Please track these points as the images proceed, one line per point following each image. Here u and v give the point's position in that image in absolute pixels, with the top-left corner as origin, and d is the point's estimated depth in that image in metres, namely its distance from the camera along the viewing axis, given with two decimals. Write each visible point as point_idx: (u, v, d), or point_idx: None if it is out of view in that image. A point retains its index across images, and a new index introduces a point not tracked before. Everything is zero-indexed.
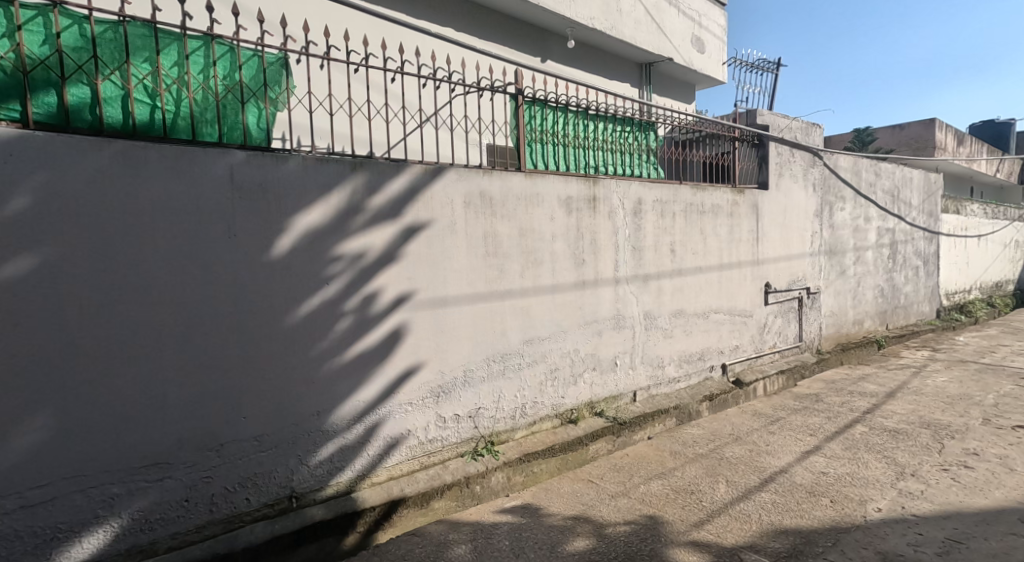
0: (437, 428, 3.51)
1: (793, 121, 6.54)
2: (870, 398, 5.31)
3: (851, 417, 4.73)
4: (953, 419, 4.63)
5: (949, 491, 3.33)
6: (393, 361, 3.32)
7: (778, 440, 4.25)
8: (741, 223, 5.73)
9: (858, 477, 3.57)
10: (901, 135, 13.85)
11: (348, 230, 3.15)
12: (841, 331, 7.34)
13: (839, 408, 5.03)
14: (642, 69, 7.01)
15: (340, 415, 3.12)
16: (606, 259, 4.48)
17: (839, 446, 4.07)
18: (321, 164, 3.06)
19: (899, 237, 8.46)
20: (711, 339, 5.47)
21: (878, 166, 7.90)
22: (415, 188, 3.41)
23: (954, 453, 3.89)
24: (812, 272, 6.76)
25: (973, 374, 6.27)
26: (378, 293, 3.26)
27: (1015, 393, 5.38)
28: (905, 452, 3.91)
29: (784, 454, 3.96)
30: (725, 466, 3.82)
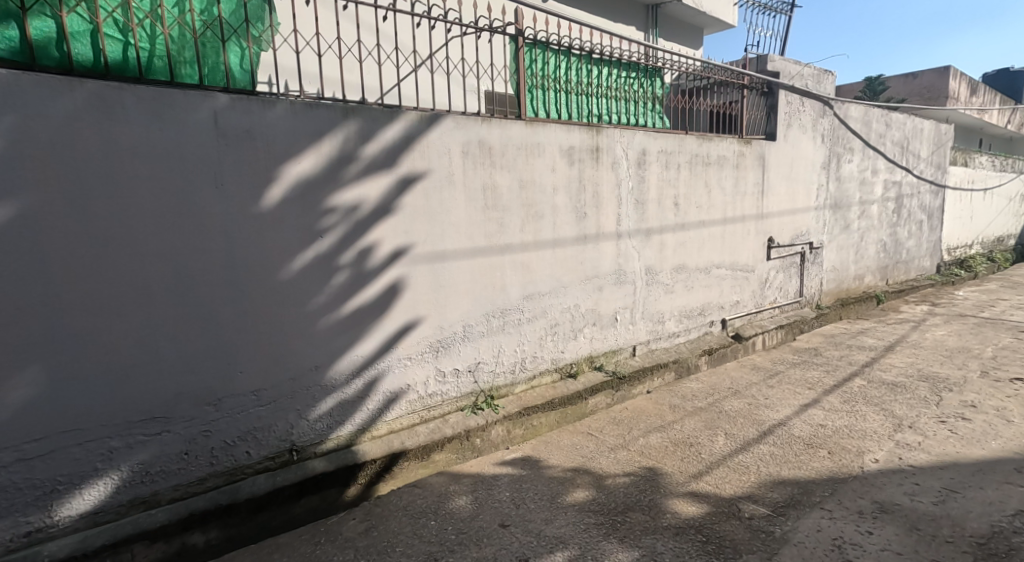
0: (437, 382, 3.51)
1: (805, 68, 6.36)
2: (869, 352, 5.33)
3: (850, 370, 4.75)
4: (951, 371, 4.66)
5: (946, 443, 3.35)
6: (391, 314, 3.28)
7: (776, 394, 4.26)
8: (746, 175, 5.61)
9: (855, 430, 3.58)
10: (914, 84, 13.51)
11: (342, 180, 3.06)
12: (842, 286, 7.32)
13: (838, 361, 5.05)
14: (648, 11, 6.75)
15: (339, 368, 3.11)
16: (607, 212, 4.39)
17: (837, 400, 4.08)
18: (311, 110, 2.95)
19: (905, 191, 8.35)
20: (713, 294, 5.44)
21: (888, 117, 7.72)
22: (411, 136, 3.30)
23: (951, 405, 3.90)
24: (815, 226, 6.68)
25: (973, 328, 6.29)
26: (375, 246, 3.20)
27: (1015, 346, 5.40)
28: (903, 405, 3.93)
29: (782, 407, 3.98)
30: (724, 419, 3.84)
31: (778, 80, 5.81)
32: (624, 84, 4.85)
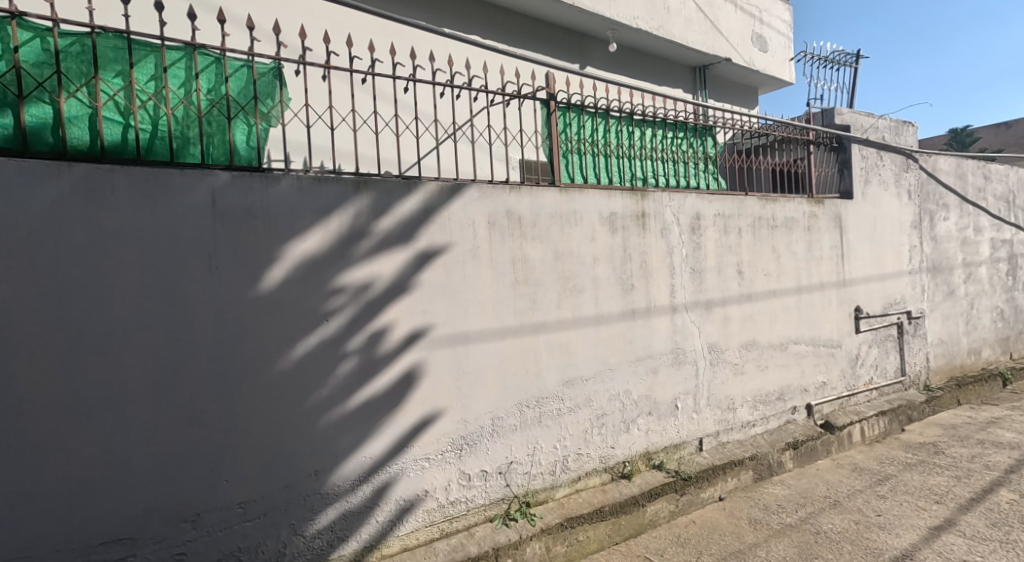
0: (460, 488, 3.02)
1: (880, 120, 5.75)
2: (1010, 452, 4.62)
3: (988, 478, 4.15)
4: None
5: None
6: (407, 408, 2.86)
7: (891, 509, 3.72)
8: (821, 239, 4.97)
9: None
10: (1010, 134, 12.44)
11: (351, 257, 2.75)
12: (953, 361, 6.29)
13: (969, 464, 4.40)
14: (697, 72, 6.45)
15: (343, 473, 2.70)
16: (659, 284, 3.88)
17: (981, 522, 3.54)
18: (319, 185, 2.70)
19: (1019, 250, 7.30)
20: (792, 375, 4.69)
21: (987, 168, 6.87)
22: (430, 208, 2.99)
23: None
24: (912, 293, 5.82)
25: None
26: (387, 330, 2.83)
27: None
28: None
29: (903, 531, 3.44)
30: (823, 546, 3.29)
31: (849, 133, 5.24)
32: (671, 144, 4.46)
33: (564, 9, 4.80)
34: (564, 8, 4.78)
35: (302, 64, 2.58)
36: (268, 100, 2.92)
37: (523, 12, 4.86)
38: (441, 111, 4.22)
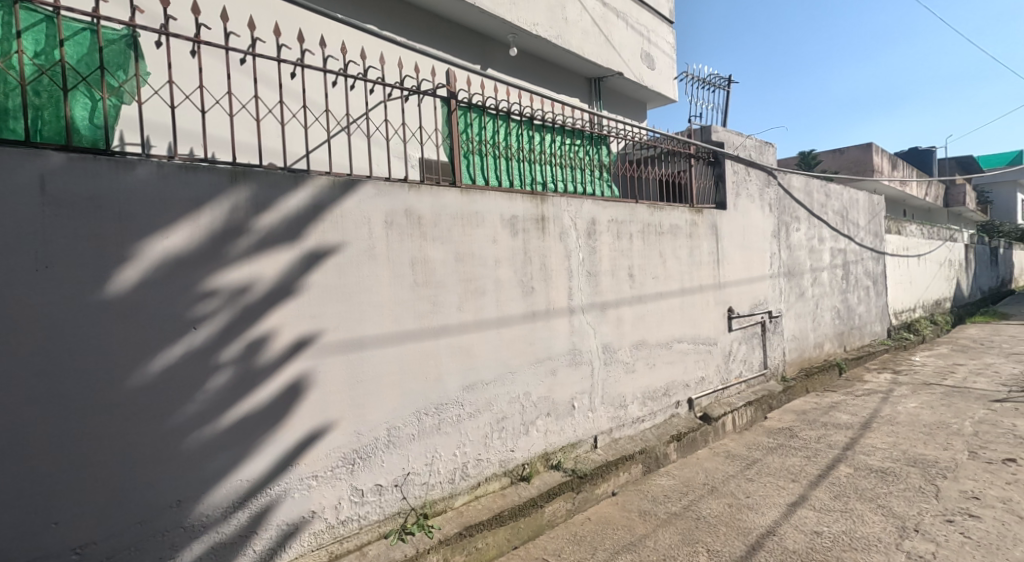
0: (352, 505, 2.85)
1: (748, 139, 6.35)
2: (847, 431, 5.30)
3: (831, 456, 4.71)
4: (938, 452, 4.77)
5: (963, 552, 3.24)
6: (292, 423, 2.64)
7: (757, 491, 4.08)
8: (700, 244, 5.36)
9: (855, 538, 3.43)
10: (841, 159, 14.42)
11: (226, 257, 2.48)
12: (803, 355, 7.10)
13: (817, 444, 4.98)
14: (591, 84, 6.70)
15: (213, 500, 2.42)
16: (558, 287, 3.97)
17: (827, 495, 3.99)
18: (187, 173, 2.40)
19: (851, 257, 8.42)
20: (677, 371, 5.01)
21: (828, 187, 7.86)
22: (319, 204, 2.78)
23: (953, 499, 3.90)
24: (773, 294, 6.48)
25: (939, 400, 6.40)
26: (269, 337, 2.59)
27: (986, 419, 5.65)
28: (899, 499, 3.90)
29: (768, 510, 3.79)
30: (703, 530, 3.54)
31: (723, 149, 5.73)
32: (568, 151, 4.59)
33: (465, 7, 4.76)
34: (465, 6, 4.74)
35: (164, 34, 2.33)
36: (118, 71, 2.95)
37: (423, 6, 4.73)
38: (332, 101, 3.98)
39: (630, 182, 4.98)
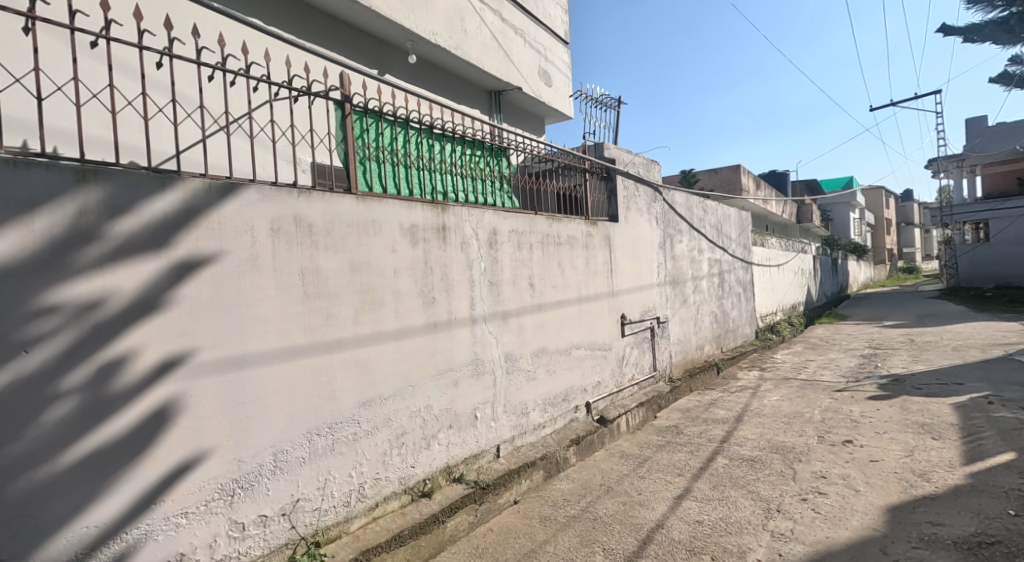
0: (231, 541, 2.64)
1: (636, 157, 6.73)
2: (723, 425, 5.95)
3: (711, 449, 5.28)
4: (794, 439, 5.52)
5: (815, 527, 3.78)
6: (155, 455, 2.41)
7: (648, 487, 4.52)
8: (597, 254, 5.83)
9: (729, 522, 3.89)
10: (715, 177, 15.83)
11: (70, 267, 2.20)
12: (687, 356, 7.68)
13: (699, 439, 5.55)
14: (491, 97, 6.80)
15: (52, 551, 2.15)
16: (459, 297, 4.11)
17: (707, 485, 4.48)
18: (19, 170, 2.11)
19: (725, 267, 9.15)
20: (575, 377, 5.45)
21: (705, 202, 8.51)
22: (190, 209, 2.55)
23: (807, 480, 4.53)
24: (661, 301, 6.99)
25: (796, 392, 7.33)
26: (128, 357, 2.34)
27: (831, 408, 6.61)
28: (766, 484, 4.47)
29: (656, 504, 4.19)
30: (599, 530, 3.83)
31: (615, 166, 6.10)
32: (469, 162, 4.62)
33: (362, 11, 4.66)
34: (361, 9, 4.64)
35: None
36: None
37: (317, 6, 4.56)
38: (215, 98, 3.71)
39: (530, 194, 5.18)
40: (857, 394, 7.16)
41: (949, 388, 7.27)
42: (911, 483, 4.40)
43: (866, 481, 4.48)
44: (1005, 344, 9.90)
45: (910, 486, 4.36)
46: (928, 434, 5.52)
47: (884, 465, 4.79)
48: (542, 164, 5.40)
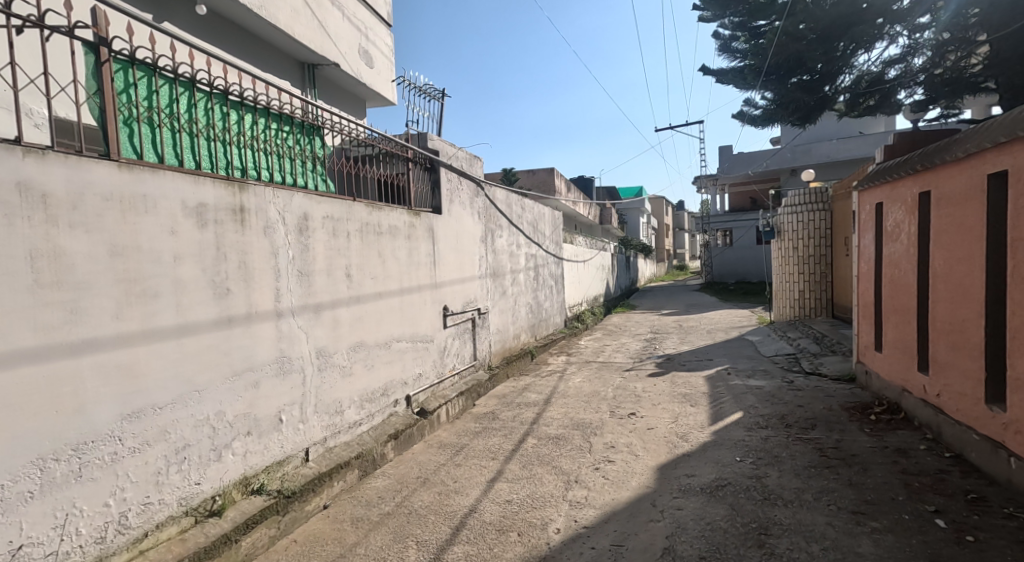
0: None
1: (459, 151, 6.95)
2: (534, 407, 6.46)
3: (523, 430, 5.69)
4: (593, 415, 6.15)
5: (603, 491, 4.28)
6: None
7: (463, 474, 4.63)
8: (418, 246, 5.85)
9: (535, 498, 4.19)
10: (531, 178, 16.77)
11: None
12: (504, 344, 8.17)
13: (512, 423, 5.94)
14: (304, 69, 6.26)
15: None
16: (263, 288, 3.71)
17: (517, 466, 4.81)
18: None
19: (540, 261, 9.83)
20: (395, 370, 5.34)
21: (523, 201, 9.07)
22: None
23: (600, 449, 5.14)
24: (481, 293, 7.39)
25: (595, 373, 8.12)
26: None
27: (622, 385, 7.44)
28: (567, 458, 4.95)
29: (471, 490, 4.31)
30: (414, 523, 3.79)
31: (439, 158, 6.23)
32: (273, 136, 4.22)
33: None
34: None
35: None
36: None
37: None
38: None
39: (349, 178, 5.01)
40: (642, 371, 8.18)
41: (703, 362, 8.58)
42: (675, 443, 5.22)
43: (644, 446, 5.17)
44: (737, 326, 12.04)
45: (674, 446, 5.16)
46: (688, 402, 6.53)
47: (658, 431, 5.58)
48: (362, 147, 5.24)
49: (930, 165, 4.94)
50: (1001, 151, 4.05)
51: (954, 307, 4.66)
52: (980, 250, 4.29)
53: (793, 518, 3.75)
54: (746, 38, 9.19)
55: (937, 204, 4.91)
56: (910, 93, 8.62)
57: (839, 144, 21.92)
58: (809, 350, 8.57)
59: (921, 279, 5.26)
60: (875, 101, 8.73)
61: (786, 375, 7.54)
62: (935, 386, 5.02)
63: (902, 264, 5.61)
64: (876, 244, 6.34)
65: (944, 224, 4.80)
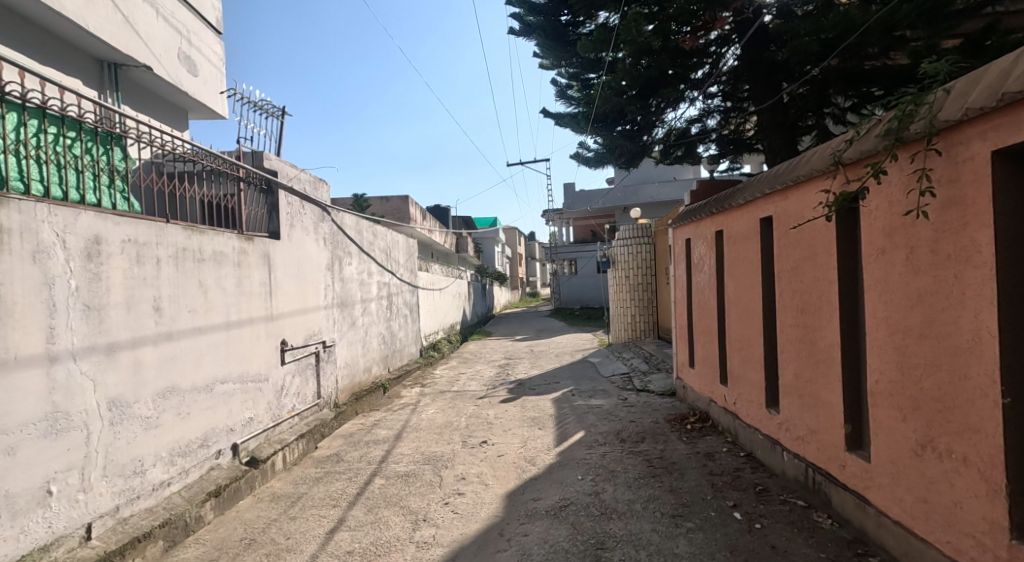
0: None
1: (302, 173, 6.48)
2: (384, 444, 6.02)
3: (370, 471, 5.23)
4: (444, 447, 5.87)
5: (453, 526, 4.01)
6: None
7: (298, 528, 4.08)
8: (250, 274, 5.21)
9: (379, 544, 3.80)
10: (385, 205, 16.33)
11: None
12: (354, 379, 7.63)
13: (358, 464, 5.45)
14: (104, 67, 5.37)
15: None
16: (30, 327, 3.00)
17: (362, 511, 4.35)
18: None
19: (393, 290, 9.47)
20: (218, 416, 4.62)
21: (375, 228, 8.68)
22: None
23: (450, 483, 4.86)
24: (326, 325, 6.81)
25: (449, 403, 7.86)
26: None
27: (476, 413, 7.25)
28: (416, 497, 4.59)
29: (306, 545, 3.81)
30: None
31: (277, 180, 5.67)
32: (49, 143, 3.49)
33: None
34: None
35: None
36: None
37: None
38: None
39: (164, 199, 4.30)
40: (495, 398, 8.09)
41: (551, 386, 8.72)
42: (523, 468, 5.12)
43: (494, 474, 5.00)
44: (581, 350, 12.50)
45: (522, 471, 5.05)
46: (536, 426, 6.52)
47: (507, 457, 5.45)
48: (180, 163, 4.57)
49: (720, 209, 5.50)
50: (767, 199, 4.59)
51: (744, 328, 5.17)
52: (757, 279, 4.82)
53: (625, 529, 3.80)
54: (579, 88, 9.27)
55: (727, 241, 5.45)
56: (707, 149, 9.74)
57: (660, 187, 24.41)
58: (639, 369, 9.09)
59: (719, 304, 5.80)
60: (682, 153, 9.67)
61: (621, 393, 7.89)
62: (732, 395, 5.51)
63: (706, 292, 6.18)
64: (687, 274, 6.92)
65: (732, 258, 5.33)
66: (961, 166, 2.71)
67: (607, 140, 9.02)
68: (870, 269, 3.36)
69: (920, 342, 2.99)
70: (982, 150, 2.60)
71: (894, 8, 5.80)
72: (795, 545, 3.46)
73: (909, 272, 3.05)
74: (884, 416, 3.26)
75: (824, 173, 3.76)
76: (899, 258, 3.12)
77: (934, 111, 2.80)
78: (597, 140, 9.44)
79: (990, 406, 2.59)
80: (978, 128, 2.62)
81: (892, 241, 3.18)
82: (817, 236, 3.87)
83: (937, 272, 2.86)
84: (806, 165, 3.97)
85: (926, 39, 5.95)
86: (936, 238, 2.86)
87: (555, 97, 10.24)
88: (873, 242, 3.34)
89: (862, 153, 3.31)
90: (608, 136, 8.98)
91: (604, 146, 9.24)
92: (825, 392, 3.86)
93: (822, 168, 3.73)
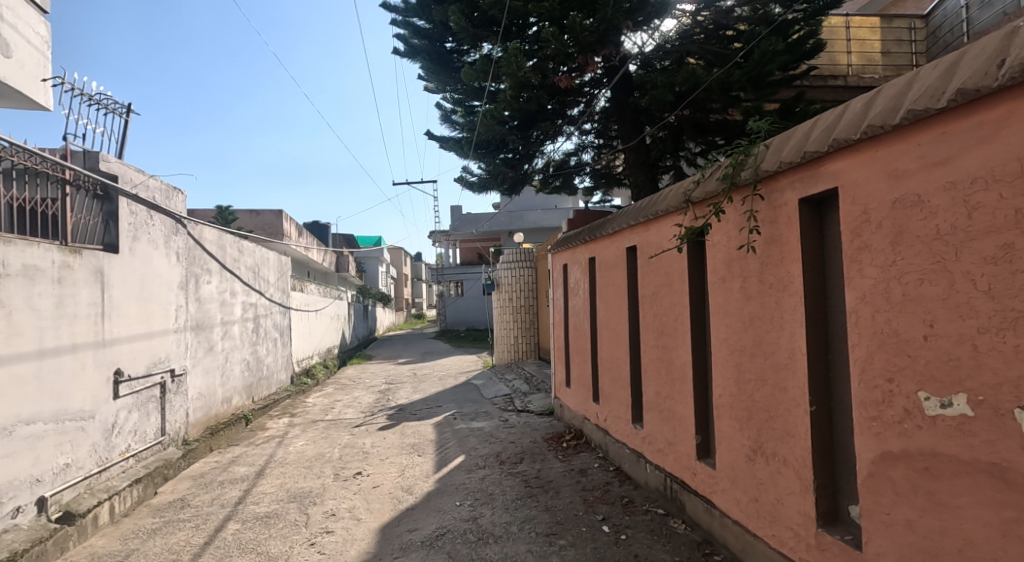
0: None
1: (151, 179, 5.63)
2: (241, 484, 5.27)
3: (222, 516, 4.51)
4: (312, 482, 5.27)
5: None
6: None
7: None
8: (75, 294, 4.35)
9: None
10: (256, 219, 15.09)
11: None
12: (209, 413, 6.72)
13: (208, 508, 4.69)
14: None
15: None
16: None
17: None
18: None
19: (260, 311, 8.60)
20: (20, 464, 3.73)
21: (241, 243, 7.83)
22: None
23: (317, 521, 4.30)
24: (175, 350, 5.92)
25: (322, 433, 7.18)
26: None
27: (350, 443, 6.66)
28: (277, 540, 3.99)
29: None
30: None
31: (117, 185, 4.85)
32: None
33: None
34: None
35: None
36: None
37: None
38: None
39: None
40: (373, 425, 7.53)
41: (433, 410, 8.32)
42: (399, 498, 4.70)
43: (368, 508, 4.51)
44: (465, 372, 12.20)
45: (398, 502, 4.62)
46: (415, 452, 6.10)
47: (382, 488, 4.98)
48: None
49: (593, 237, 5.53)
50: (631, 230, 4.66)
51: (613, 347, 5.19)
52: (624, 303, 4.86)
53: (500, 553, 3.54)
54: (463, 113, 9.14)
55: (599, 267, 5.49)
56: (583, 180, 10.00)
57: (541, 214, 25.12)
58: (520, 391, 8.93)
59: (592, 326, 5.82)
60: (560, 183, 9.83)
61: (503, 415, 7.69)
62: (603, 413, 5.49)
63: (581, 315, 6.19)
64: (564, 298, 6.93)
65: (603, 283, 5.37)
66: (778, 210, 2.82)
67: (490, 166, 8.93)
68: (714, 294, 3.43)
69: (752, 359, 3.08)
70: (791, 198, 2.73)
71: (728, 73, 6.53)
72: (654, 552, 3.40)
73: (743, 298, 3.14)
74: (726, 427, 3.32)
75: (677, 210, 3.85)
76: (735, 286, 3.21)
77: (758, 162, 2.93)
78: (480, 165, 9.32)
79: (801, 414, 2.69)
80: (789, 178, 2.74)
81: (730, 270, 3.26)
82: (672, 265, 3.94)
83: (762, 298, 2.97)
84: (663, 201, 4.06)
85: (753, 101, 6.72)
86: (762, 268, 2.95)
87: (440, 120, 10.03)
88: (715, 271, 3.42)
89: (705, 194, 3.43)
90: (491, 162, 8.89)
91: (487, 171, 9.13)
92: (680, 406, 3.89)
93: (675, 205, 3.82)
